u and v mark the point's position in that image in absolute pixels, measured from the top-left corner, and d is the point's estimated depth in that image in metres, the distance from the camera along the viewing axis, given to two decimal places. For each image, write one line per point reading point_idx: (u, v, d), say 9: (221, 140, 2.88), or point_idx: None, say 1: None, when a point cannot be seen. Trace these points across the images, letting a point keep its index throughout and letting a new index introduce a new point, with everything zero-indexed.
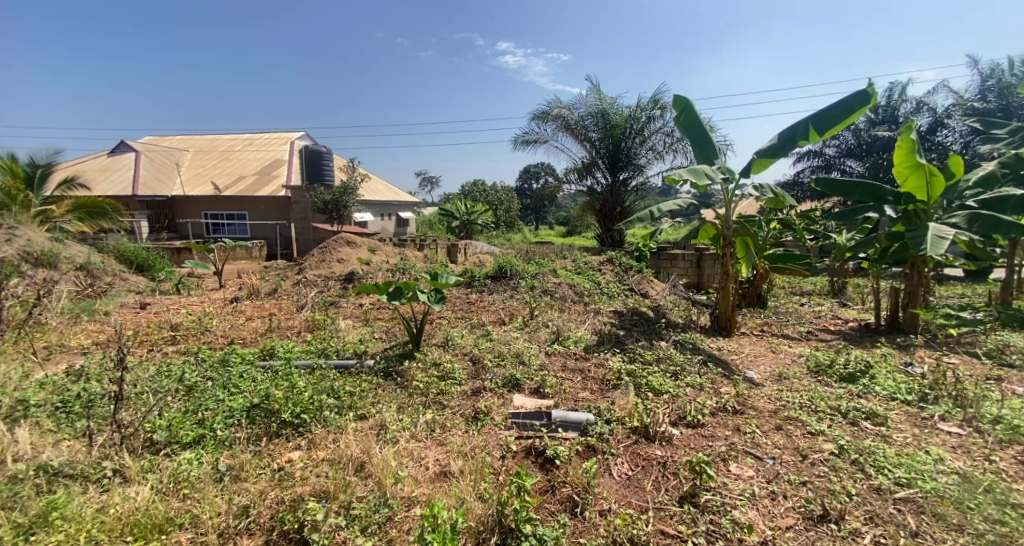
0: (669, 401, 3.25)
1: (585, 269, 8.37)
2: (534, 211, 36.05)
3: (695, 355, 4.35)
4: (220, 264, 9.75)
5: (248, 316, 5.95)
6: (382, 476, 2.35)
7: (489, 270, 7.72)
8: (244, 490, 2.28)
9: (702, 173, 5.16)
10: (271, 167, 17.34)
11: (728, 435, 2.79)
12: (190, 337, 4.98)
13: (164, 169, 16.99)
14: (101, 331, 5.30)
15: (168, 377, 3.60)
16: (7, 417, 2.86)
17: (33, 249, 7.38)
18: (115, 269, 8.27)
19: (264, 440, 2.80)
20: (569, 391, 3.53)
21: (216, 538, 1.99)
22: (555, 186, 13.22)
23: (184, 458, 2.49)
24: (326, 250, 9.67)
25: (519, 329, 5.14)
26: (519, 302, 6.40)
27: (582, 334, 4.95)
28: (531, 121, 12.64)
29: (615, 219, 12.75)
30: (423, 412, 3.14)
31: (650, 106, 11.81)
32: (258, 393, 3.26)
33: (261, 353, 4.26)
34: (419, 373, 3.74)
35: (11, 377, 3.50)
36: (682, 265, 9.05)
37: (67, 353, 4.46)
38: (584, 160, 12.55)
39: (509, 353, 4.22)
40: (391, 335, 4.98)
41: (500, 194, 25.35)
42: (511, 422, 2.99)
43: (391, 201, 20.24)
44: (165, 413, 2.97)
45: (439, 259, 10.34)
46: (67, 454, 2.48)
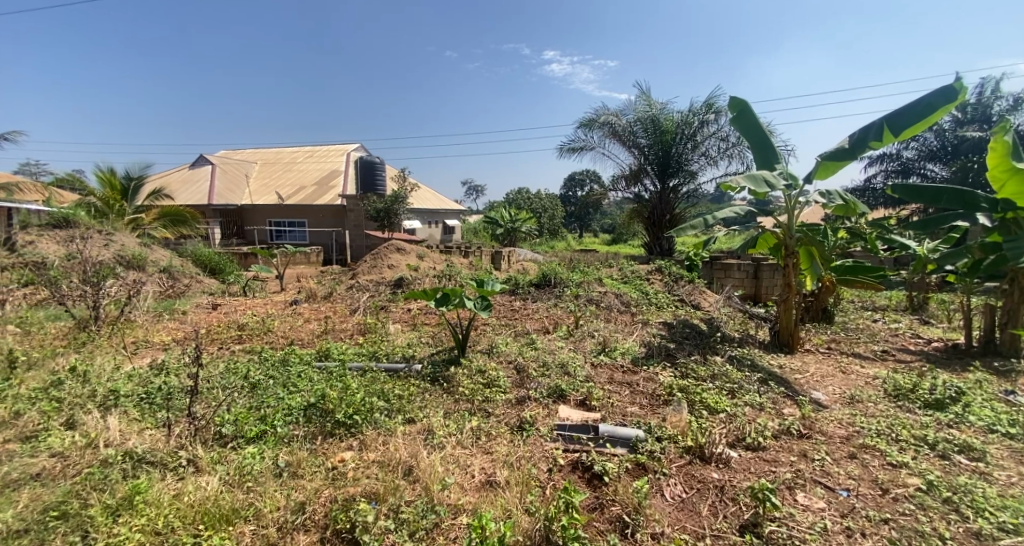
0: (726, 420, 3.08)
1: (633, 278, 8.18)
2: (579, 218, 35.67)
3: (753, 372, 4.10)
4: (283, 268, 10.38)
5: (306, 318, 6.29)
6: (429, 481, 2.37)
7: (534, 278, 7.70)
8: (300, 488, 2.37)
9: (761, 179, 4.90)
10: (329, 177, 18.31)
11: (793, 461, 2.60)
12: (255, 337, 5.33)
13: (235, 180, 18.40)
14: (179, 328, 5.78)
15: (236, 373, 3.87)
16: (101, 405, 3.18)
17: (127, 253, 8.23)
18: (193, 272, 9.02)
19: (319, 439, 2.91)
20: (616, 404, 3.43)
21: (276, 532, 2.08)
22: (601, 194, 13.02)
23: (249, 452, 2.64)
24: (378, 256, 10.04)
25: (564, 338, 5.08)
26: (564, 310, 6.34)
27: (630, 345, 4.82)
28: (578, 128, 12.53)
29: (664, 226, 12.42)
30: (469, 419, 3.16)
31: (703, 111, 11.39)
32: (313, 393, 3.40)
33: (319, 354, 4.48)
34: (465, 380, 3.78)
35: (105, 368, 3.89)
36: (738, 275, 8.61)
37: (151, 348, 4.89)
38: (632, 167, 12.29)
39: (554, 363, 4.16)
40: (437, 340, 5.08)
41: (544, 202, 25.41)
42: (557, 434, 2.94)
43: (438, 210, 20.77)
44: (233, 408, 3.18)
45: (484, 267, 10.47)
46: (148, 441, 2.70)
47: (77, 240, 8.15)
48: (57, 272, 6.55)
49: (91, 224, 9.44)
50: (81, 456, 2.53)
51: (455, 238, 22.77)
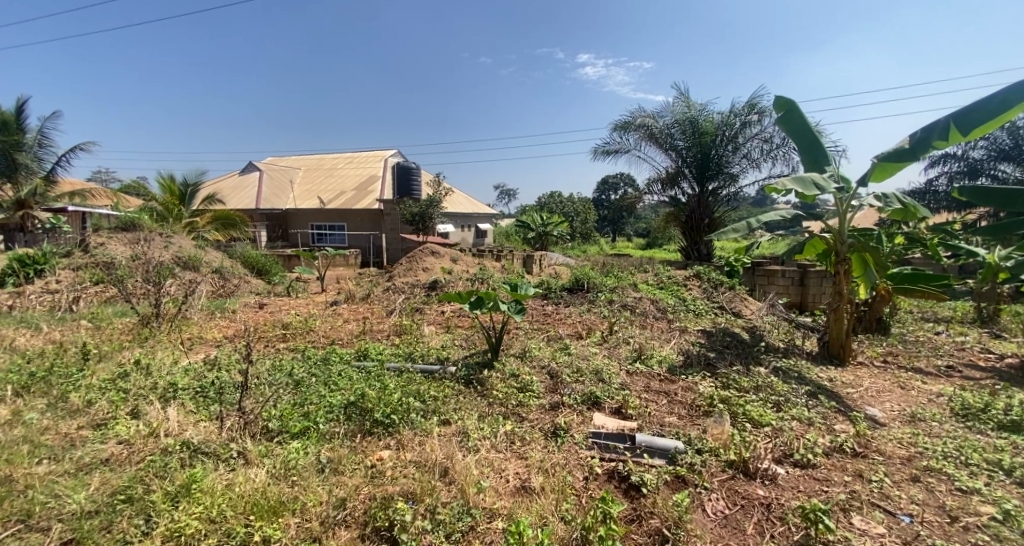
0: (772, 434, 2.94)
1: (669, 284, 7.99)
2: (612, 221, 35.24)
3: (800, 384, 3.91)
4: (324, 269, 10.80)
5: (345, 318, 6.50)
6: (464, 484, 2.38)
7: (566, 282, 7.66)
8: (341, 484, 2.44)
9: (810, 182, 4.66)
10: (368, 183, 18.91)
11: (847, 481, 2.45)
12: (297, 336, 5.56)
13: (281, 185, 19.30)
14: (230, 325, 6.12)
15: (282, 371, 4.04)
16: (162, 397, 3.40)
17: (183, 255, 8.78)
18: (241, 273, 9.51)
19: (359, 437, 3.00)
20: (653, 414, 3.35)
21: (319, 525, 2.14)
22: (636, 198, 12.78)
23: (294, 447, 2.75)
24: (413, 259, 10.28)
25: (598, 344, 5.01)
26: (598, 316, 6.26)
27: (667, 353, 4.70)
28: (613, 131, 12.37)
29: (702, 231, 12.05)
30: (503, 423, 3.17)
31: (745, 111, 11.03)
32: (353, 392, 3.51)
33: (357, 353, 4.61)
34: (499, 383, 3.80)
35: (165, 362, 4.16)
36: (782, 282, 8.24)
37: (205, 344, 5.18)
38: (669, 170, 12.01)
39: (588, 369, 4.11)
40: (470, 343, 5.13)
41: (577, 206, 25.27)
42: (592, 442, 2.90)
43: (471, 214, 21.04)
44: (279, 404, 3.33)
45: (516, 270, 10.51)
46: (203, 432, 2.87)
47: (141, 242, 8.80)
48: (123, 272, 7.07)
49: (153, 227, 10.13)
50: (145, 444, 2.72)
51: (488, 241, 22.95)
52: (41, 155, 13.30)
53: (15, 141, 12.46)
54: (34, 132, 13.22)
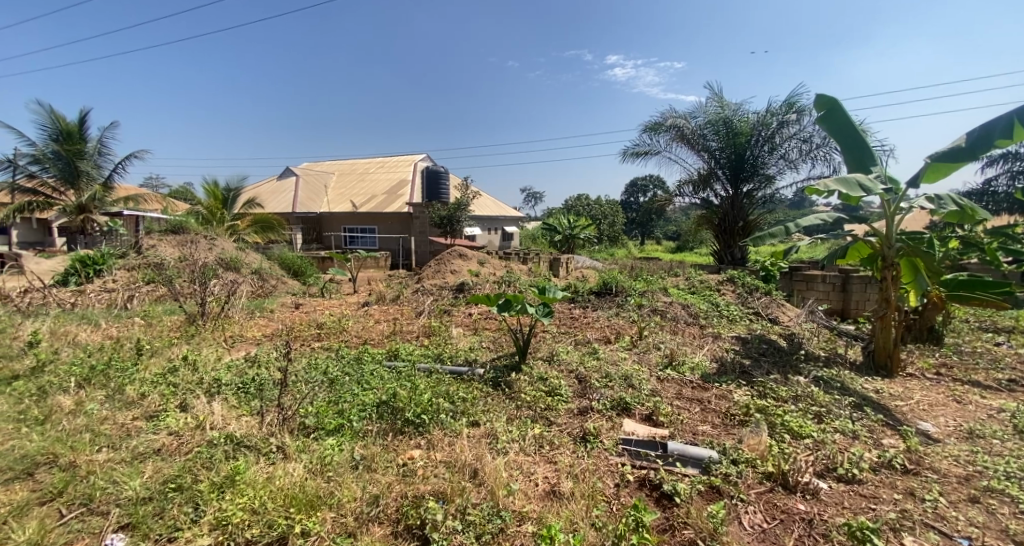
0: (813, 447, 2.82)
1: (702, 289, 7.79)
2: (640, 225, 34.69)
3: (843, 395, 3.73)
4: (356, 271, 11.08)
5: (376, 319, 6.65)
6: (494, 486, 2.40)
7: (594, 286, 7.60)
8: (374, 481, 2.50)
9: (855, 183, 4.45)
10: (399, 186, 19.31)
11: (897, 499, 2.32)
12: (331, 335, 5.73)
13: (316, 190, 19.98)
14: (268, 324, 6.36)
15: (317, 369, 4.18)
16: (207, 392, 3.58)
17: (226, 256, 9.19)
18: (279, 274, 9.87)
19: (391, 435, 3.06)
20: (686, 422, 3.28)
21: (353, 521, 2.20)
22: (666, 200, 12.53)
23: (329, 443, 2.83)
24: (442, 262, 10.41)
25: (627, 349, 4.94)
26: (626, 320, 6.17)
27: (700, 360, 4.57)
28: (643, 132, 12.17)
29: (736, 234, 11.71)
30: (531, 426, 3.16)
31: (783, 111, 10.68)
32: (385, 392, 3.59)
33: (388, 354, 4.71)
34: (527, 386, 3.80)
35: (209, 359, 4.37)
36: (822, 288, 7.90)
37: (246, 342, 5.42)
38: (701, 171, 11.72)
39: (617, 375, 4.05)
40: (497, 345, 5.16)
41: (605, 209, 25.01)
42: (622, 448, 2.86)
43: (498, 217, 21.16)
44: (315, 401, 3.44)
45: (543, 273, 10.48)
46: (245, 427, 3.00)
47: (188, 244, 9.28)
48: (172, 272, 7.48)
49: (198, 230, 10.66)
50: (193, 435, 2.88)
51: (514, 244, 23.02)
52: (100, 162, 14.22)
53: (77, 149, 13.39)
54: (95, 141, 14.14)
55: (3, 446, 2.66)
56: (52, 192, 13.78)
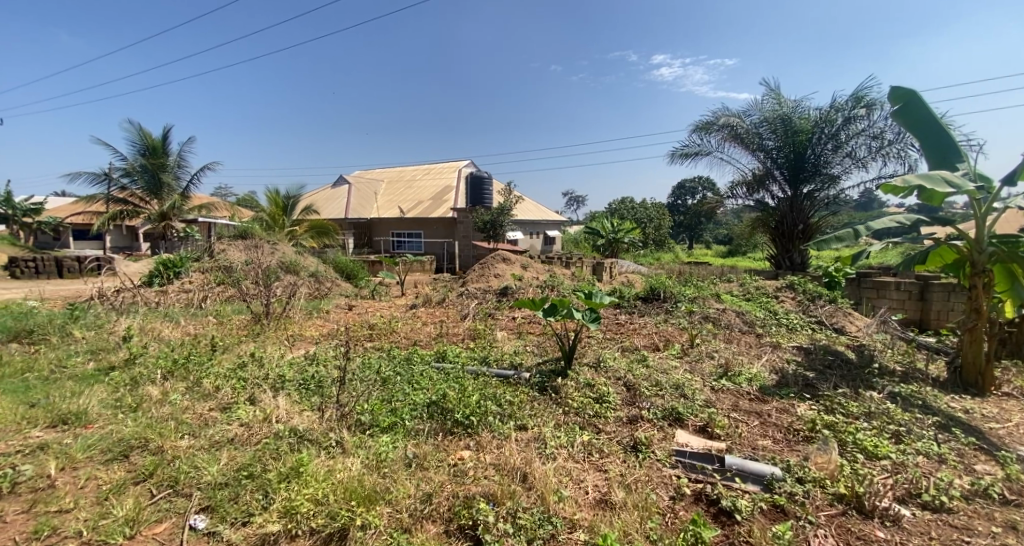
0: (892, 469, 2.59)
1: (758, 296, 7.40)
2: (688, 228, 33.51)
3: (925, 414, 3.42)
4: (404, 275, 11.44)
5: (424, 321, 6.84)
6: (545, 491, 2.40)
7: (641, 291, 7.42)
8: (427, 480, 2.56)
9: (939, 179, 4.07)
10: (444, 192, 19.76)
11: (995, 533, 2.09)
12: (382, 336, 5.94)
13: (367, 197, 20.85)
14: (324, 324, 6.69)
15: (370, 368, 4.34)
16: (273, 386, 3.82)
17: (286, 260, 9.76)
18: (333, 277, 10.37)
19: (441, 435, 3.12)
20: (744, 435, 3.11)
21: (408, 518, 2.26)
22: (716, 202, 12.05)
23: (384, 440, 2.93)
24: (485, 266, 10.55)
25: (678, 357, 4.77)
26: (676, 327, 5.96)
27: (757, 371, 4.33)
28: (693, 132, 11.74)
29: (795, 238, 11.09)
30: (580, 433, 3.12)
31: (850, 106, 9.90)
32: (435, 392, 3.68)
33: (436, 355, 4.83)
34: (575, 392, 3.75)
35: (273, 356, 4.66)
36: (896, 296, 7.28)
37: (304, 341, 5.73)
38: (756, 172, 11.16)
39: (668, 384, 3.92)
40: (542, 350, 5.14)
41: (650, 211, 24.35)
42: (676, 460, 2.76)
43: (538, 221, 21.14)
44: (369, 399, 3.57)
45: (587, 278, 10.36)
46: (307, 421, 3.16)
47: (253, 248, 9.94)
48: (239, 275, 8.04)
49: (262, 235, 11.41)
50: (262, 427, 3.09)
51: (556, 248, 22.93)
52: (179, 174, 15.55)
53: (160, 163, 14.74)
54: (176, 155, 15.46)
55: (104, 430, 2.97)
56: (139, 201, 15.26)
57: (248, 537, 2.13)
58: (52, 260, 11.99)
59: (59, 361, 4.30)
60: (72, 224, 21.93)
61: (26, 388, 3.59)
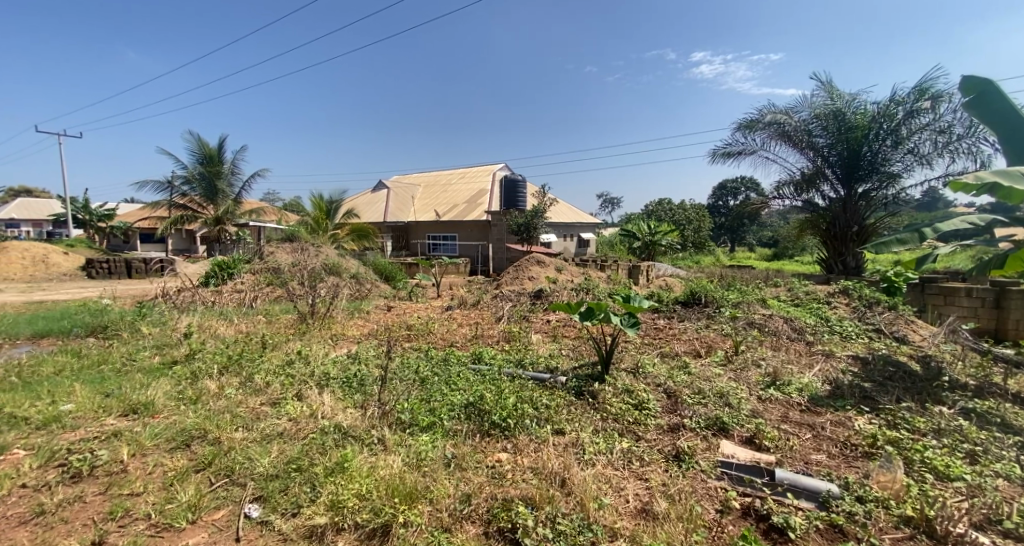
0: (967, 492, 2.38)
1: (808, 302, 7.02)
2: (730, 230, 32.29)
3: (1003, 433, 3.12)
4: (439, 277, 11.64)
5: (459, 322, 6.92)
6: (585, 497, 2.36)
7: (681, 296, 7.21)
8: (466, 480, 2.58)
9: (1019, 176, 3.72)
10: (479, 196, 19.94)
11: None
12: (420, 337, 6.06)
13: (405, 201, 21.37)
14: (365, 324, 6.89)
15: (409, 368, 4.43)
16: (318, 383, 3.98)
17: (330, 261, 10.14)
18: (373, 278, 10.69)
19: (478, 436, 3.14)
20: (796, 448, 2.95)
21: (448, 517, 2.29)
22: (761, 203, 11.54)
23: (424, 439, 2.99)
24: (520, 268, 10.56)
25: (721, 365, 4.59)
26: (719, 333, 5.74)
27: (809, 380, 4.09)
28: (736, 131, 11.29)
29: (849, 240, 10.45)
30: (619, 439, 3.06)
31: (913, 99, 9.21)
32: (472, 393, 3.70)
33: (473, 356, 4.87)
34: (613, 398, 3.67)
35: (318, 354, 4.85)
36: (967, 303, 6.70)
37: (347, 340, 5.93)
38: (805, 171, 10.61)
39: (711, 392, 3.77)
40: (578, 353, 5.08)
41: (689, 212, 23.64)
42: (721, 472, 2.64)
43: (573, 223, 20.97)
44: (408, 398, 3.64)
45: (623, 281, 10.18)
46: (350, 418, 3.27)
47: (300, 250, 10.39)
48: (287, 276, 8.44)
49: (308, 238, 11.91)
50: (308, 422, 3.21)
51: (591, 251, 22.67)
52: (233, 180, 16.50)
53: (217, 171, 15.68)
54: (230, 163, 16.40)
55: (168, 420, 3.18)
56: (198, 207, 16.31)
57: (298, 528, 2.22)
58: (122, 261, 13.00)
59: (129, 354, 4.65)
60: (139, 229, 23.73)
61: (102, 378, 3.90)
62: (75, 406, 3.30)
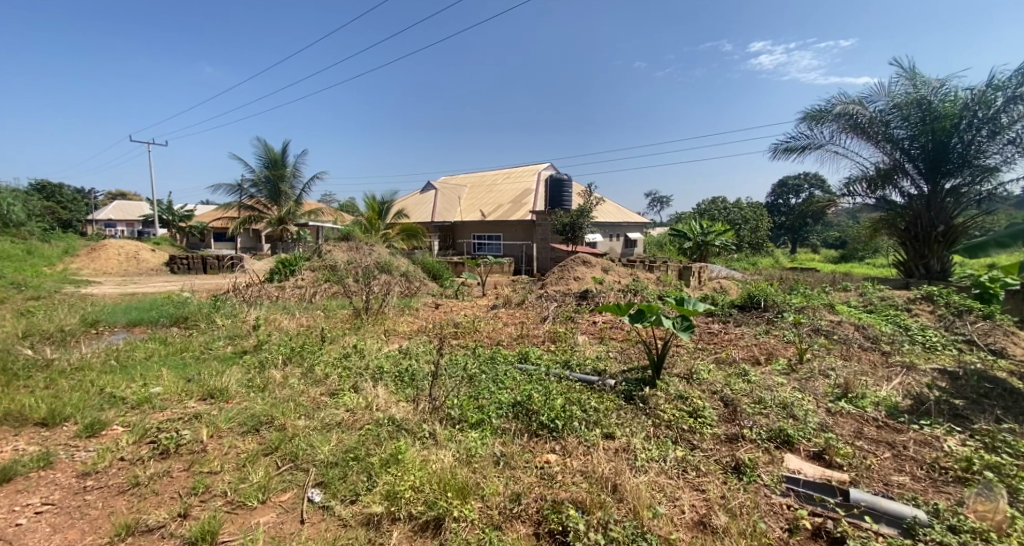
0: None
1: (883, 309, 6.43)
2: (792, 230, 30.31)
3: None
4: (485, 276, 11.77)
5: (505, 321, 6.95)
6: (638, 505, 2.29)
7: (737, 300, 6.86)
8: (516, 479, 2.58)
9: None
10: (523, 195, 19.97)
11: None
12: (467, 334, 6.15)
13: (452, 201, 21.78)
14: (414, 320, 7.10)
15: (457, 365, 4.50)
16: (373, 376, 4.14)
17: (382, 259, 10.53)
18: (422, 277, 10.98)
19: (526, 436, 3.13)
20: (874, 467, 2.70)
21: (498, 515, 2.29)
22: (828, 201, 10.74)
23: (473, 436, 3.02)
24: (566, 268, 10.46)
25: (784, 373, 4.31)
26: (781, 339, 5.38)
27: (887, 394, 3.74)
28: (800, 124, 10.55)
29: (933, 241, 9.53)
30: (673, 447, 2.94)
31: (1016, 83, 8.12)
32: (520, 393, 3.70)
33: (519, 356, 4.87)
34: (666, 404, 3.53)
35: (372, 348, 5.04)
36: None
37: (398, 335, 6.13)
38: (881, 166, 9.74)
39: (774, 402, 3.54)
40: (627, 357, 4.94)
41: (746, 211, 22.42)
42: (787, 488, 2.47)
43: (619, 222, 20.52)
44: (457, 395, 3.70)
45: (673, 282, 9.82)
46: (403, 411, 3.37)
47: (355, 249, 10.86)
48: (343, 273, 8.85)
49: (362, 238, 12.44)
50: (364, 413, 3.35)
51: (637, 251, 22.10)
52: (296, 183, 17.52)
53: (280, 174, 16.69)
54: (293, 166, 17.40)
55: (241, 405, 3.43)
56: (264, 208, 17.46)
57: (356, 515, 2.31)
58: (199, 258, 14.18)
59: (206, 343, 5.06)
60: (214, 228, 25.85)
61: (184, 365, 4.27)
62: (163, 389, 3.63)
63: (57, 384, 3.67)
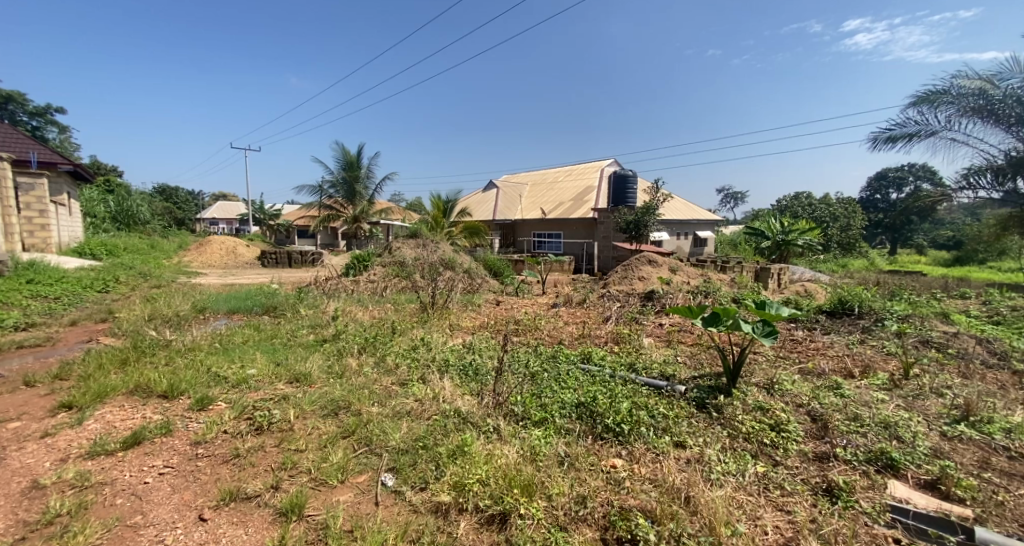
0: None
1: (1012, 320, 5.51)
2: (892, 228, 27.04)
3: None
4: (546, 274, 11.71)
5: (567, 320, 6.85)
6: (714, 521, 2.15)
7: (826, 305, 6.22)
8: (582, 481, 2.53)
9: None
10: (586, 192, 19.62)
11: None
12: (529, 332, 6.15)
13: (514, 200, 21.91)
14: (477, 316, 7.23)
15: (520, 362, 4.50)
16: (440, 369, 4.27)
17: (447, 256, 10.84)
18: (484, 274, 11.16)
19: (591, 438, 3.06)
20: (1005, 505, 2.32)
21: (564, 516, 2.26)
22: (940, 196, 9.39)
23: (537, 434, 3.00)
24: (630, 267, 10.12)
25: (884, 389, 3.83)
26: (879, 351, 4.80)
27: (1021, 421, 3.19)
28: (909, 108, 9.30)
29: None
30: (753, 461, 2.72)
31: None
32: (584, 393, 3.62)
33: (582, 356, 4.78)
34: (743, 415, 3.28)
35: (438, 341, 5.20)
36: None
37: (462, 330, 6.27)
38: (1014, 154, 8.36)
39: (873, 420, 3.16)
40: (698, 362, 4.66)
41: (836, 208, 20.34)
42: (893, 519, 2.23)
43: (688, 220, 19.51)
44: (521, 392, 3.70)
45: (749, 284, 9.14)
46: (468, 404, 3.43)
47: (422, 246, 11.28)
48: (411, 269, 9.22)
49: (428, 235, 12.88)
50: (431, 404, 3.45)
51: (708, 250, 20.88)
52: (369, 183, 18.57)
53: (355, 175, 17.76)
54: (366, 167, 18.44)
55: (322, 389, 3.68)
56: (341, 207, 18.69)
57: (425, 503, 2.38)
58: (286, 253, 15.49)
59: (292, 331, 5.51)
60: (298, 225, 28.07)
61: (274, 350, 4.68)
62: (257, 371, 4.00)
63: (173, 362, 4.18)
